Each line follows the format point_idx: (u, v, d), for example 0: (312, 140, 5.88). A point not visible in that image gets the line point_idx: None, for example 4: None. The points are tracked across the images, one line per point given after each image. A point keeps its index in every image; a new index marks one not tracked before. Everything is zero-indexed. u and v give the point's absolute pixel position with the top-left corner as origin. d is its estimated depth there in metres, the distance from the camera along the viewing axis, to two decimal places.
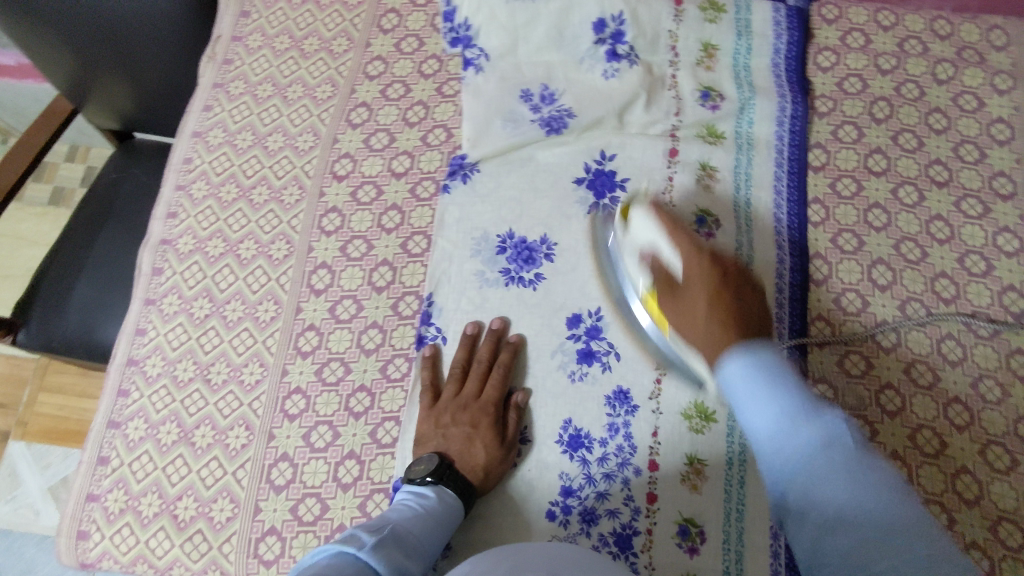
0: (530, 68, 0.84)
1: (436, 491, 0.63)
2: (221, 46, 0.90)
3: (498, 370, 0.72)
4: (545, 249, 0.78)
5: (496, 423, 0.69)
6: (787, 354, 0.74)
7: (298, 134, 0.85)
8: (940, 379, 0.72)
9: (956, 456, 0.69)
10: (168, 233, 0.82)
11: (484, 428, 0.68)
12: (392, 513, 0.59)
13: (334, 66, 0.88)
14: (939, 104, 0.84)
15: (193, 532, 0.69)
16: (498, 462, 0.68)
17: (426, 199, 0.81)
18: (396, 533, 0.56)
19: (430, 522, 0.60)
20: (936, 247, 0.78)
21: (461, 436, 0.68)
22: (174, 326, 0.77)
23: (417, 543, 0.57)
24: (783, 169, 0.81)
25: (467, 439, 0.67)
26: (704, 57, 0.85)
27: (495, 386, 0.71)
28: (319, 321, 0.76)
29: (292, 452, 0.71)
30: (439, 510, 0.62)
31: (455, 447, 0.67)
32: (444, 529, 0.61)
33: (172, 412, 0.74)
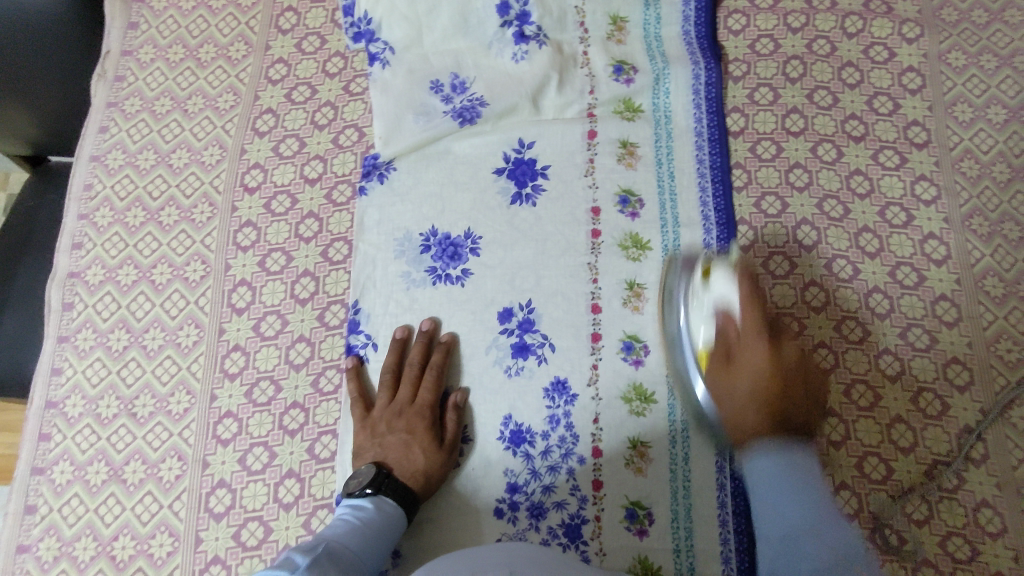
0: (437, 58, 0.82)
1: (374, 502, 0.63)
2: (112, 62, 0.86)
3: (432, 371, 0.70)
4: (470, 244, 0.76)
5: (433, 425, 0.68)
6: None
7: (203, 148, 0.81)
8: (870, 333, 0.73)
9: (889, 407, 0.71)
10: (76, 264, 0.78)
11: (421, 432, 0.67)
12: (328, 532, 0.59)
13: (233, 73, 0.84)
14: (851, 58, 0.84)
15: (133, 571, 0.67)
16: (439, 465, 0.67)
17: (343, 203, 0.79)
18: (331, 550, 0.55)
19: (369, 535, 0.60)
20: (857, 203, 0.78)
21: (398, 444, 0.67)
22: (92, 362, 0.74)
23: (354, 558, 0.56)
24: (703, 138, 0.81)
25: (405, 447, 0.66)
26: (614, 30, 0.84)
27: (429, 388, 0.70)
28: (244, 341, 0.74)
29: (229, 478, 0.70)
30: (377, 521, 0.61)
31: (393, 455, 0.66)
32: (384, 540, 0.61)
33: (99, 451, 0.71)
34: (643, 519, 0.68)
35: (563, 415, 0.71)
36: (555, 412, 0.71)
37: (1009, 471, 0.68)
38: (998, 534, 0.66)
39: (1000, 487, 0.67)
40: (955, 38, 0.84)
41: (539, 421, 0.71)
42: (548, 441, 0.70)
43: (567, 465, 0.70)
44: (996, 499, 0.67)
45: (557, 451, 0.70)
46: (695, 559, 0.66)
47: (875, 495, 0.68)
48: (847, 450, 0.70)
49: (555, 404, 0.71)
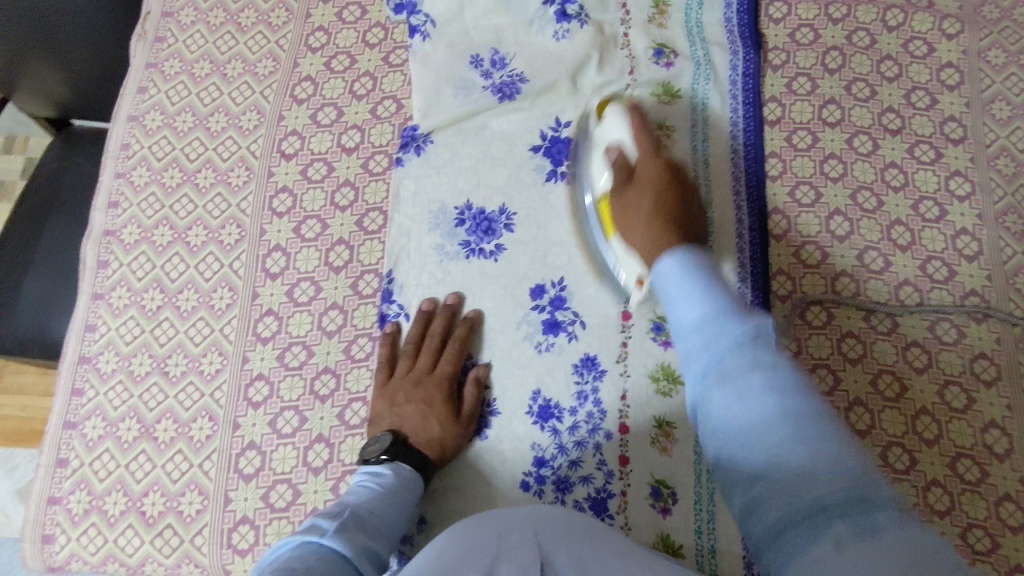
0: (479, 32, 0.81)
1: (391, 469, 0.63)
2: (152, 23, 0.85)
3: (453, 344, 0.71)
4: (504, 219, 0.77)
5: (451, 397, 0.69)
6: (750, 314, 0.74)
7: (240, 113, 0.81)
8: (899, 325, 0.74)
9: (916, 398, 0.71)
10: (111, 223, 0.78)
11: (439, 402, 0.68)
12: (351, 497, 0.58)
13: (273, 39, 0.84)
14: (891, 51, 0.83)
15: (163, 527, 0.68)
16: (455, 435, 0.68)
17: (379, 174, 0.79)
18: (357, 515, 0.55)
19: (388, 500, 0.59)
20: (891, 195, 0.78)
21: (415, 412, 0.68)
22: (126, 320, 0.75)
23: (380, 522, 0.56)
24: (739, 128, 0.81)
25: (422, 417, 0.67)
26: (656, 13, 0.84)
27: (448, 360, 0.70)
28: (277, 306, 0.74)
29: (259, 440, 0.70)
30: (397, 486, 0.61)
31: (411, 422, 0.67)
32: (405, 504, 0.61)
33: (131, 408, 0.72)
34: (667, 497, 0.68)
35: (592, 391, 0.71)
36: (583, 388, 0.71)
37: None
38: (1018, 527, 0.67)
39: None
40: (996, 36, 0.83)
41: (567, 398, 0.71)
42: (576, 417, 0.71)
43: (594, 440, 0.70)
44: (1018, 493, 0.68)
45: (585, 426, 0.70)
46: (718, 540, 0.66)
47: (899, 485, 0.69)
48: (872, 439, 0.70)
49: (584, 380, 0.71)
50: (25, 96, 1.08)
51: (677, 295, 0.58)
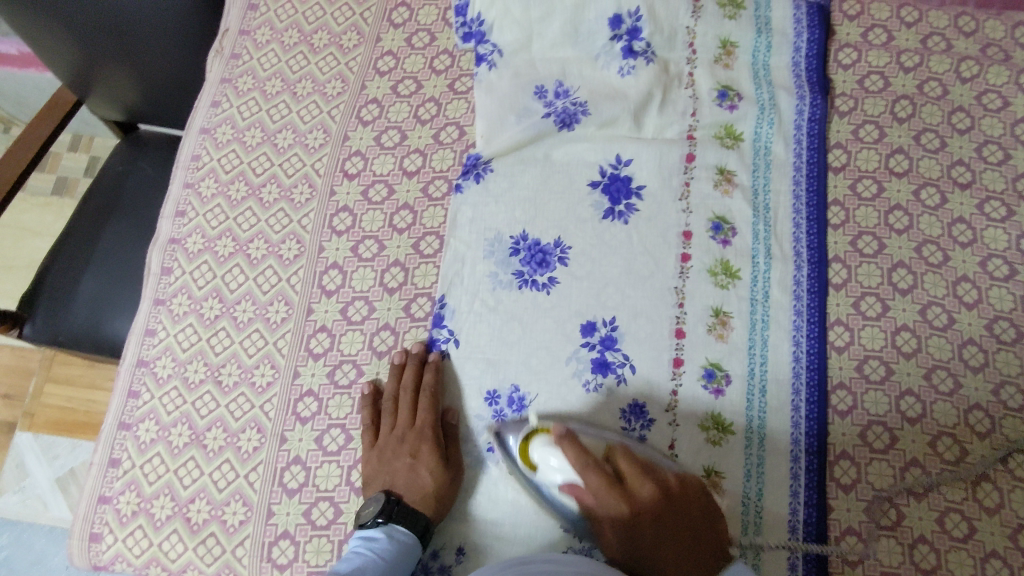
0: (544, 65, 0.82)
1: (385, 531, 0.63)
2: (229, 40, 0.89)
3: (426, 392, 0.70)
4: (559, 253, 0.76)
5: (438, 444, 0.68)
6: (806, 366, 0.73)
7: (307, 131, 0.83)
8: (961, 386, 0.71)
9: (977, 464, 0.69)
10: (177, 231, 0.81)
11: (426, 453, 0.67)
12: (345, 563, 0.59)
13: (344, 61, 0.86)
14: (962, 103, 0.82)
15: (206, 535, 0.69)
16: (447, 485, 0.67)
17: (438, 199, 0.80)
18: None
19: (382, 567, 0.60)
20: (958, 251, 0.76)
21: (404, 469, 0.67)
22: (185, 327, 0.77)
23: None
24: (801, 173, 0.80)
25: (410, 472, 0.67)
26: (723, 54, 0.83)
27: (428, 409, 0.70)
28: (331, 323, 0.75)
29: (305, 455, 0.71)
30: (390, 552, 0.62)
31: (402, 482, 0.67)
32: (399, 570, 0.61)
33: (184, 414, 0.73)
34: None
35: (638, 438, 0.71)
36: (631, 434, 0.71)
37: None
38: None
39: None
40: None
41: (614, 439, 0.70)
42: None
43: None
44: None
45: None
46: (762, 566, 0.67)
47: (955, 553, 0.66)
48: (928, 503, 0.68)
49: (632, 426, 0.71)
50: (100, 100, 1.13)
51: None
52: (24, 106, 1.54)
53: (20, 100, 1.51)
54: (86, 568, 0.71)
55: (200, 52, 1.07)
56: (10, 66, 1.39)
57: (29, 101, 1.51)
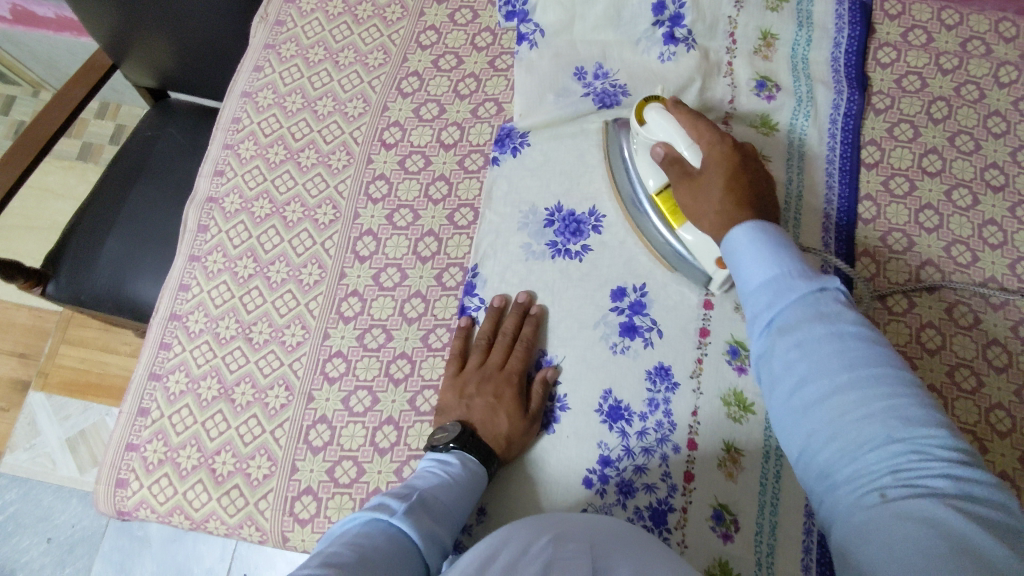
0: (585, 46, 0.83)
1: (459, 458, 0.63)
2: (275, 7, 0.90)
3: (522, 343, 0.71)
4: (593, 221, 0.77)
5: (520, 394, 0.69)
6: None
7: (348, 100, 0.84)
8: (984, 384, 0.71)
9: (995, 461, 0.68)
10: (215, 191, 0.82)
11: (509, 398, 0.68)
12: (419, 481, 0.59)
13: (386, 34, 0.87)
14: (999, 108, 0.82)
15: (230, 487, 0.70)
16: (521, 433, 0.67)
17: (474, 171, 0.81)
18: (424, 500, 0.56)
19: (456, 489, 0.60)
20: (987, 252, 0.77)
21: (484, 406, 0.67)
22: (219, 284, 0.78)
23: (444, 510, 0.57)
24: (834, 166, 0.81)
25: (491, 409, 0.67)
26: (762, 45, 0.84)
27: (521, 358, 0.70)
28: (362, 288, 0.76)
29: (331, 415, 0.72)
30: (464, 476, 0.62)
31: (478, 416, 0.67)
32: (470, 494, 0.61)
33: (213, 368, 0.74)
34: (729, 523, 0.66)
35: (663, 401, 0.70)
36: (655, 396, 0.70)
37: None
38: None
39: None
40: None
41: (638, 402, 0.70)
42: (645, 423, 0.70)
43: (661, 450, 0.69)
44: None
45: (653, 434, 0.69)
46: (776, 554, 0.65)
47: None
48: None
49: (656, 388, 0.71)
50: (137, 63, 1.14)
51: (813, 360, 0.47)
52: (55, 70, 1.56)
53: (52, 64, 1.53)
54: (110, 513, 0.72)
55: (239, 20, 1.08)
56: (45, 29, 1.41)
57: (61, 64, 1.53)
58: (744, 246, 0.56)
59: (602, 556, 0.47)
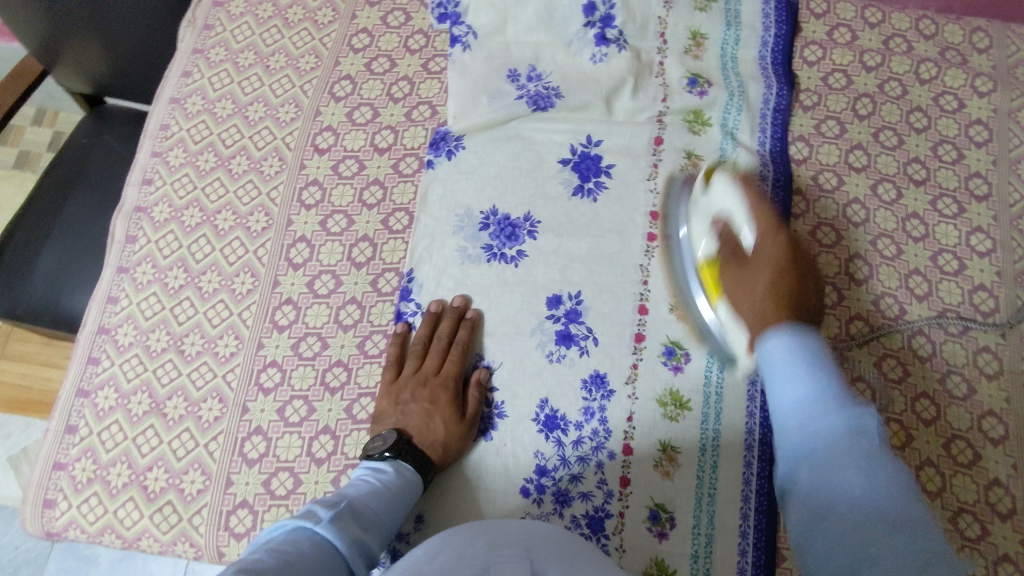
0: (518, 48, 0.83)
1: (393, 466, 0.63)
2: (203, 11, 0.88)
3: (458, 346, 0.71)
4: (528, 226, 0.78)
5: (456, 399, 0.69)
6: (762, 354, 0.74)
7: (279, 105, 0.83)
8: (910, 374, 0.74)
9: (921, 449, 0.71)
10: (143, 200, 0.80)
11: (444, 403, 0.68)
12: (349, 489, 0.60)
13: (318, 37, 0.86)
14: (920, 103, 0.85)
15: (163, 504, 0.68)
16: (458, 437, 0.68)
17: (409, 175, 0.81)
18: (353, 507, 0.56)
19: (388, 498, 0.60)
20: (911, 245, 0.79)
21: (420, 412, 0.68)
22: (148, 296, 0.76)
23: (374, 517, 0.57)
24: (766, 161, 0.82)
25: (426, 415, 0.68)
26: (692, 45, 0.85)
27: (456, 362, 0.71)
28: (297, 296, 0.75)
29: (266, 426, 0.71)
30: (397, 485, 0.62)
31: (415, 423, 0.67)
32: (402, 501, 0.61)
33: (143, 382, 0.73)
34: (665, 522, 0.67)
35: (598, 409, 0.71)
36: (590, 405, 0.71)
37: None
38: None
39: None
40: None
41: (574, 411, 0.71)
42: (581, 432, 0.70)
43: (597, 458, 0.69)
44: (1018, 555, 0.67)
45: (589, 443, 0.70)
46: (713, 550, 0.66)
47: None
48: None
49: (591, 397, 0.71)
50: (66, 73, 1.10)
51: (782, 376, 0.55)
52: None
53: None
54: (38, 535, 0.70)
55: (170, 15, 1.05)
56: None
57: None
58: (773, 344, 0.56)
59: (536, 560, 0.46)
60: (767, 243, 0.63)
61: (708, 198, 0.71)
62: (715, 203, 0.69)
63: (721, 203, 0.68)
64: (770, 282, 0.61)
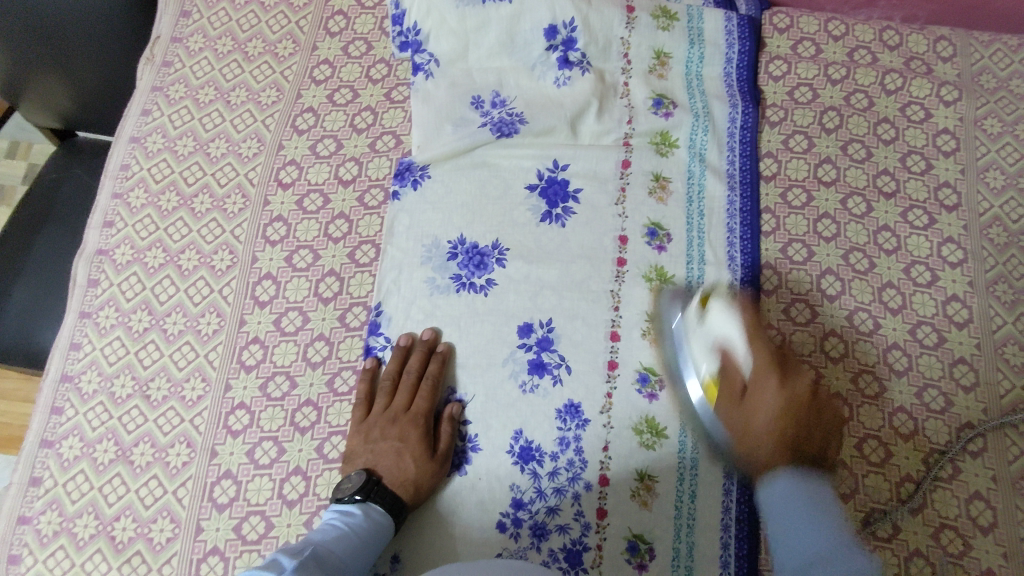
0: (481, 74, 0.83)
1: (362, 509, 0.63)
2: (161, 48, 0.87)
3: (427, 381, 0.71)
4: (497, 254, 0.77)
5: (427, 435, 0.68)
6: None
7: (241, 140, 0.83)
8: (886, 389, 0.73)
9: (900, 465, 0.71)
10: (105, 242, 0.79)
11: (414, 441, 0.68)
12: (316, 535, 0.60)
13: (279, 70, 0.86)
14: (887, 114, 0.85)
15: (132, 554, 0.67)
16: (430, 475, 0.67)
17: (375, 207, 0.80)
18: (317, 554, 0.56)
19: (355, 542, 0.60)
20: (883, 258, 0.79)
21: (390, 451, 0.67)
22: (112, 340, 0.75)
23: (340, 563, 0.57)
24: (735, 179, 0.81)
25: (396, 454, 0.67)
26: (656, 64, 0.85)
27: (426, 397, 0.70)
28: (264, 334, 0.74)
29: (236, 469, 0.69)
30: (366, 528, 0.62)
31: (385, 462, 0.67)
32: (371, 545, 0.61)
33: (109, 429, 0.71)
34: (644, 553, 0.67)
35: (574, 439, 0.70)
36: (565, 435, 0.70)
37: (1016, 543, 0.67)
38: None
39: (1006, 557, 0.67)
40: (992, 105, 0.85)
41: (548, 442, 0.70)
42: (556, 463, 0.70)
43: (573, 490, 0.69)
44: (1001, 569, 0.67)
45: (565, 474, 0.69)
46: None
47: (880, 553, 0.68)
48: (854, 504, 0.69)
49: (566, 427, 0.71)
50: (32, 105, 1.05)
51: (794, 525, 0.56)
52: None
53: None
54: None
55: (135, 40, 1.00)
56: None
57: None
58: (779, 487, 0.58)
59: None
60: (761, 361, 0.62)
61: (705, 325, 0.67)
62: (714, 331, 0.65)
63: (721, 331, 0.64)
64: (779, 406, 0.61)
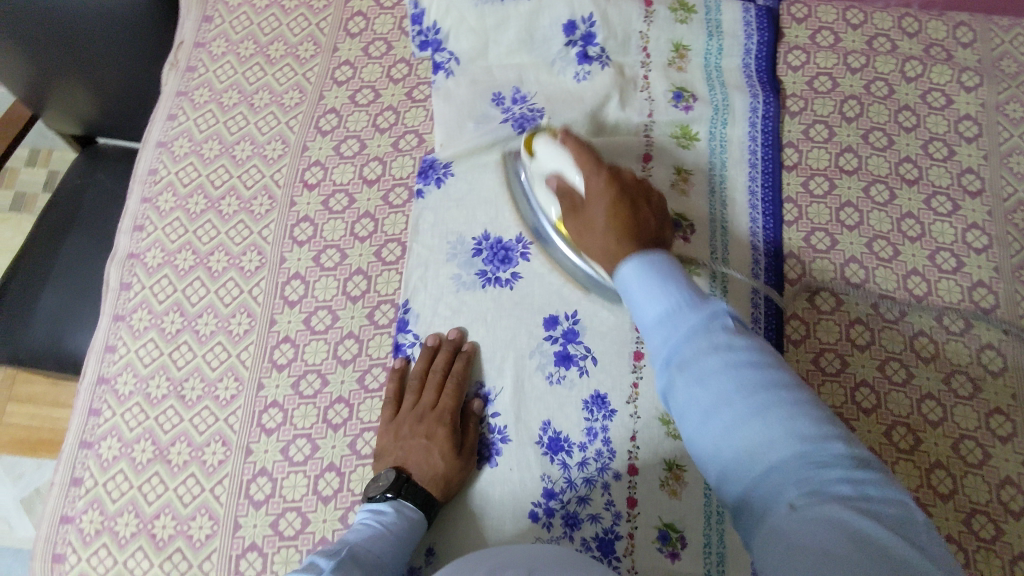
0: (501, 71, 0.83)
1: (394, 506, 0.64)
2: (185, 53, 0.89)
3: (454, 379, 0.71)
4: (521, 249, 0.77)
5: (454, 431, 0.69)
6: None
7: (266, 142, 0.84)
8: (913, 377, 0.73)
9: (930, 451, 0.71)
10: (135, 246, 0.81)
11: (442, 437, 0.68)
12: (350, 535, 0.60)
13: (300, 72, 0.87)
14: (908, 102, 0.84)
15: (172, 551, 0.68)
16: (459, 470, 0.68)
17: (399, 206, 0.81)
18: (353, 553, 0.56)
19: (390, 541, 0.61)
20: (907, 245, 0.79)
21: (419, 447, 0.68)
22: (146, 342, 0.76)
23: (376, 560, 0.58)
24: (757, 168, 0.81)
25: (425, 451, 0.68)
26: (676, 57, 0.85)
27: (452, 394, 0.71)
28: (294, 333, 0.75)
29: (271, 467, 0.71)
30: (399, 526, 0.62)
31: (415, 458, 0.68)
32: (406, 543, 0.62)
33: (146, 430, 0.73)
34: (676, 541, 0.67)
35: (602, 429, 0.70)
36: (592, 425, 0.71)
37: None
38: None
39: None
40: (1014, 90, 0.84)
41: (577, 432, 0.71)
42: (585, 453, 0.70)
43: (602, 480, 0.69)
44: None
45: (593, 464, 0.70)
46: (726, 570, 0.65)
47: None
48: None
49: (593, 417, 0.71)
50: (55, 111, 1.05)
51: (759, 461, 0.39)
52: None
53: None
54: None
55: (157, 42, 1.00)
56: None
57: None
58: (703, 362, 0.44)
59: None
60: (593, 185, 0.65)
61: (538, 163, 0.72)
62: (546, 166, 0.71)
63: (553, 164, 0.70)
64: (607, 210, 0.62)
